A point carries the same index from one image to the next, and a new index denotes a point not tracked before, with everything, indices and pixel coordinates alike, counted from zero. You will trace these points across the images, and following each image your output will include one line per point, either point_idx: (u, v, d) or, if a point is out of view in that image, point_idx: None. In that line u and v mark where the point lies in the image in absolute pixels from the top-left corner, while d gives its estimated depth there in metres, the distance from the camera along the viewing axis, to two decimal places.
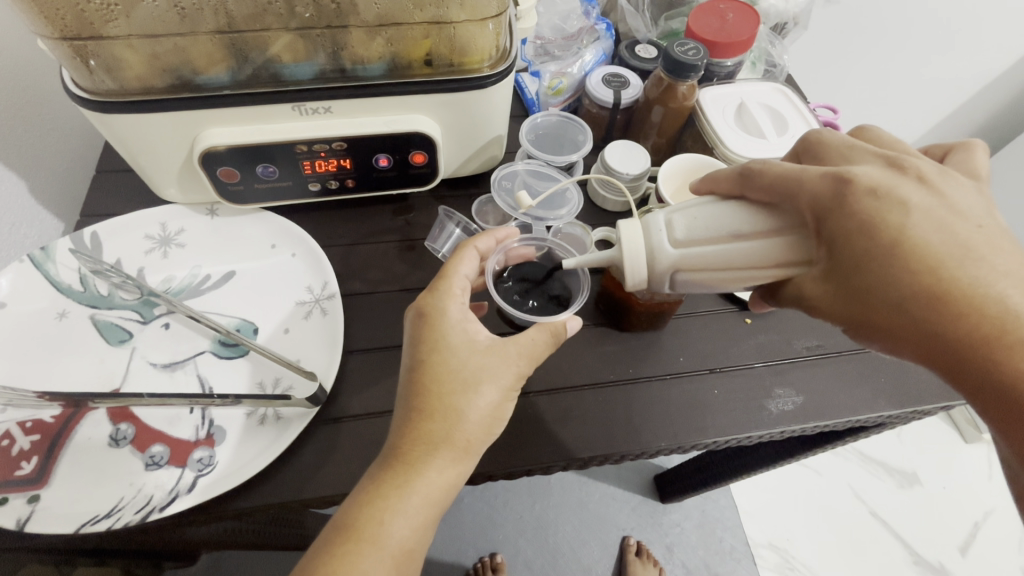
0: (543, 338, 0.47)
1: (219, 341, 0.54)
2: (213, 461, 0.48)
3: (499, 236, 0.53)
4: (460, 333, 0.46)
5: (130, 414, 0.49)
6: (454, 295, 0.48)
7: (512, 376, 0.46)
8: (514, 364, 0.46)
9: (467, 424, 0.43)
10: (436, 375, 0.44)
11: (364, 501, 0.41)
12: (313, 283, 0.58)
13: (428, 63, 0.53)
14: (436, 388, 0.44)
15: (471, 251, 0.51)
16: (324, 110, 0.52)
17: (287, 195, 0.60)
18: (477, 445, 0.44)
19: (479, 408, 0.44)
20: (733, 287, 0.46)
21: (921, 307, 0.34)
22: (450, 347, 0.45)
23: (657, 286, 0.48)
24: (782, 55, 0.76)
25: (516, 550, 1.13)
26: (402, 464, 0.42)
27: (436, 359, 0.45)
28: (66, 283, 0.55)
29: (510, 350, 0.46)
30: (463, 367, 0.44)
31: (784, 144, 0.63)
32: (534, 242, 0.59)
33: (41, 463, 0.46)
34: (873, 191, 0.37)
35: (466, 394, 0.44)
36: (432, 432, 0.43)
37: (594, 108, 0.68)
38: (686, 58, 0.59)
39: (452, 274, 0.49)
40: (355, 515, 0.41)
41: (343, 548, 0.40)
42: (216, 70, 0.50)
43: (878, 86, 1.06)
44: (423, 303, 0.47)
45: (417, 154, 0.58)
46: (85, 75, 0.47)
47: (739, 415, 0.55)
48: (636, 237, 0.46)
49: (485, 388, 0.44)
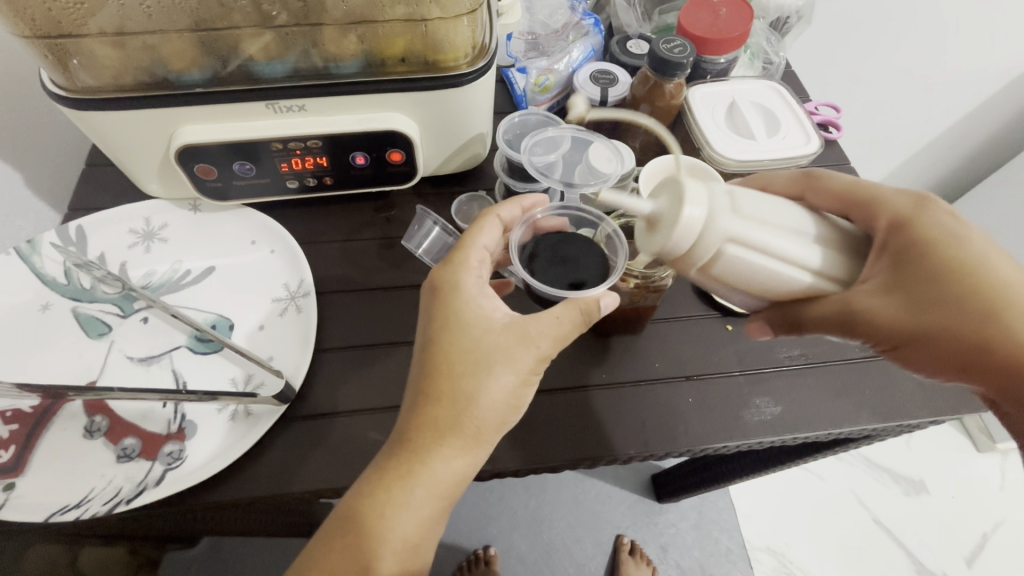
0: (571, 318, 0.45)
1: (195, 337, 0.54)
2: (183, 455, 0.49)
3: (522, 203, 0.53)
4: (473, 308, 0.45)
5: (105, 406, 0.50)
6: (469, 267, 0.47)
7: (530, 360, 0.44)
8: (528, 343, 0.44)
9: (478, 411, 0.43)
10: (448, 354, 0.44)
11: (370, 483, 0.42)
12: (289, 280, 0.58)
13: (403, 61, 0.53)
14: (451, 365, 0.43)
15: (492, 220, 0.50)
16: (299, 108, 0.52)
17: (266, 191, 0.60)
18: (488, 433, 0.44)
19: (492, 393, 0.43)
20: (761, 291, 0.41)
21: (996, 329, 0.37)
22: (468, 323, 0.44)
23: (693, 257, 0.40)
24: (779, 52, 0.74)
25: (510, 544, 1.14)
26: (408, 449, 0.42)
27: (447, 338, 0.44)
28: (51, 276, 0.56)
29: (531, 330, 0.44)
30: (478, 345, 0.44)
31: (774, 147, 0.61)
32: (564, 211, 0.57)
33: (18, 452, 0.47)
34: (950, 216, 0.40)
35: (478, 377, 0.43)
36: (440, 417, 0.42)
37: (582, 106, 0.66)
38: (672, 55, 0.58)
39: (469, 245, 0.48)
40: (356, 506, 0.42)
41: (347, 531, 0.42)
42: (189, 69, 0.50)
43: (899, 85, 1.01)
44: (437, 276, 0.47)
45: (395, 153, 0.58)
46: (62, 74, 0.48)
47: (713, 424, 0.54)
48: (698, 197, 0.38)
49: (499, 370, 0.43)
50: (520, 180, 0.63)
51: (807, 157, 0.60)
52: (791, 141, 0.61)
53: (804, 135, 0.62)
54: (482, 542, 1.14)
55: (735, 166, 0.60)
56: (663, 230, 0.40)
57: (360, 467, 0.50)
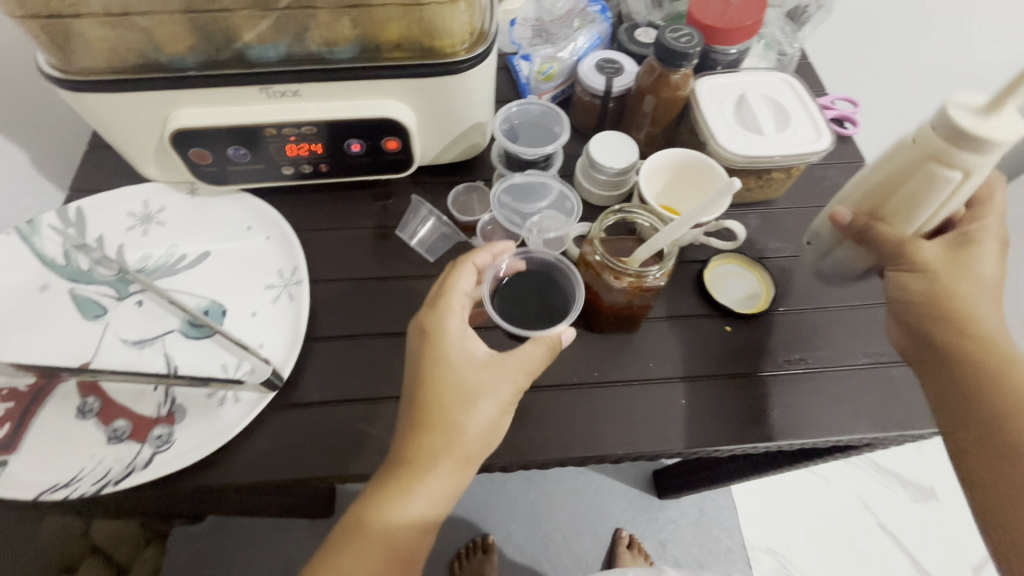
0: (540, 352, 0.47)
1: (187, 322, 0.55)
2: (171, 439, 0.49)
3: (495, 249, 0.51)
4: (458, 348, 0.45)
5: (98, 388, 0.50)
6: (453, 311, 0.47)
7: (511, 391, 0.45)
8: (510, 377, 0.45)
9: (465, 442, 0.43)
10: (432, 389, 0.44)
11: (367, 504, 0.42)
12: (283, 267, 0.58)
13: (399, 46, 0.52)
14: (437, 401, 0.44)
15: (468, 266, 0.49)
16: (293, 94, 0.52)
17: (261, 177, 0.59)
18: (477, 458, 0.44)
19: (478, 424, 0.43)
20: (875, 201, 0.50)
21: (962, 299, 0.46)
22: (452, 361, 0.45)
23: (926, 137, 0.45)
24: (794, 43, 0.71)
25: (508, 533, 1.14)
26: (406, 472, 0.42)
27: (434, 374, 0.44)
28: (50, 257, 0.57)
29: (509, 365, 0.46)
30: (464, 380, 0.44)
31: (785, 142, 0.58)
32: (527, 258, 0.56)
33: (12, 430, 0.48)
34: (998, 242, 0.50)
35: (465, 408, 0.43)
36: (431, 445, 0.43)
37: (586, 96, 0.65)
38: (678, 45, 0.56)
39: (450, 290, 0.47)
40: (357, 520, 0.42)
41: (352, 541, 0.41)
42: (182, 51, 0.49)
43: (928, 79, 0.96)
44: (421, 319, 0.47)
45: (391, 140, 0.57)
46: (55, 55, 0.48)
47: (707, 427, 0.53)
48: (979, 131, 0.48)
49: (484, 402, 0.44)
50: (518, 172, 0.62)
51: (817, 154, 0.57)
52: (801, 136, 0.58)
53: (815, 130, 0.59)
54: (479, 530, 1.15)
55: (742, 162, 0.58)
56: (980, 128, 0.42)
57: (347, 457, 0.50)
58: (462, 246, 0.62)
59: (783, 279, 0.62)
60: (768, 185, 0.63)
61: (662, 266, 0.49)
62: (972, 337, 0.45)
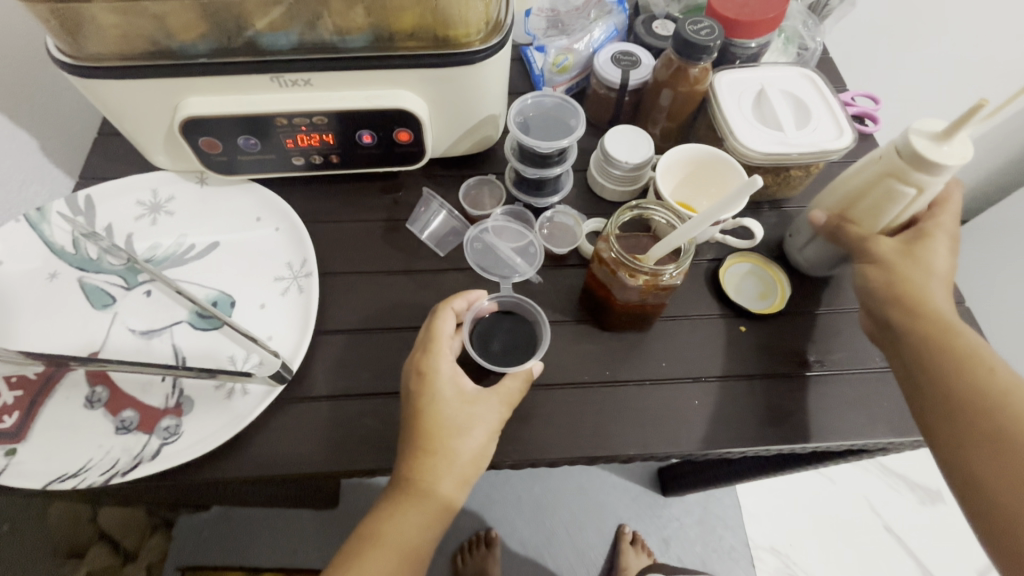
0: (519, 385, 0.50)
1: (196, 313, 0.54)
2: (179, 430, 0.49)
3: (470, 296, 0.53)
4: (450, 386, 0.48)
5: (106, 377, 0.50)
6: (443, 353, 0.49)
7: (498, 416, 0.48)
8: (497, 407, 0.48)
9: (461, 466, 0.46)
10: (426, 422, 0.46)
11: (379, 516, 0.46)
12: (292, 259, 0.57)
13: (413, 36, 0.50)
14: (432, 433, 0.46)
15: (448, 312, 0.51)
16: (304, 82, 0.51)
17: (271, 167, 0.58)
18: (472, 478, 0.47)
19: (470, 450, 0.46)
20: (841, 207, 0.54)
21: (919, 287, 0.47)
22: (442, 396, 0.47)
23: (888, 156, 0.48)
24: (816, 37, 0.69)
25: (511, 528, 1.14)
26: (409, 491, 0.45)
27: (427, 409, 0.47)
28: (59, 245, 0.56)
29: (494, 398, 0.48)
30: (456, 414, 0.47)
31: (805, 139, 0.57)
32: (499, 299, 0.56)
33: (21, 418, 0.48)
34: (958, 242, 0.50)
35: (459, 438, 0.46)
36: (431, 470, 0.46)
37: (602, 89, 0.64)
38: (698, 38, 0.54)
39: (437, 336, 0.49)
40: (372, 527, 0.46)
41: (366, 551, 0.45)
42: (192, 37, 0.48)
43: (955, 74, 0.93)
44: (415, 361, 0.49)
45: (403, 132, 0.56)
46: (65, 39, 0.47)
47: (720, 429, 0.52)
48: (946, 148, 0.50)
49: (474, 430, 0.47)
50: (531, 166, 0.59)
51: (838, 151, 0.56)
52: (822, 133, 0.57)
53: (836, 127, 0.57)
54: (483, 524, 1.14)
55: (760, 160, 0.57)
56: (932, 153, 0.45)
57: (356, 452, 0.50)
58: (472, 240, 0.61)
59: (799, 279, 0.60)
60: (787, 183, 0.62)
61: (679, 265, 0.48)
62: (926, 317, 0.45)
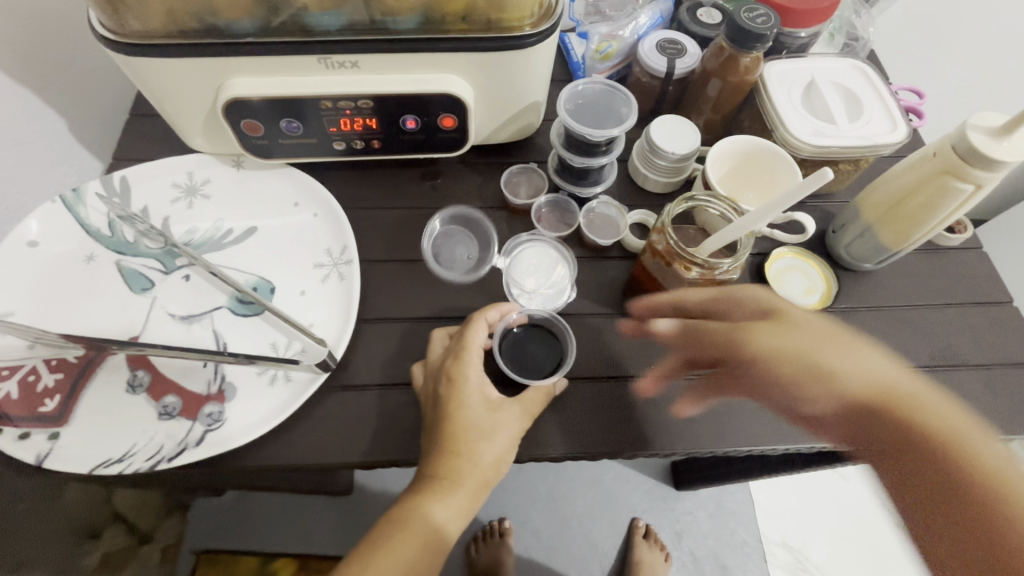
0: (539, 400, 0.49)
1: (236, 299, 0.53)
2: (222, 417, 0.48)
3: (503, 309, 0.52)
4: (477, 396, 0.47)
5: (147, 362, 0.50)
6: (473, 362, 0.48)
7: (522, 421, 0.48)
8: (521, 417, 0.48)
9: (482, 470, 0.47)
10: (452, 426, 0.46)
11: (409, 504, 0.47)
12: (332, 246, 0.57)
13: (464, 19, 0.49)
14: (456, 437, 0.46)
15: (481, 324, 0.50)
16: (351, 65, 0.50)
17: (312, 151, 0.57)
18: (492, 479, 0.48)
19: (493, 455, 0.47)
20: (886, 202, 0.53)
21: (897, 391, 0.47)
22: (469, 404, 0.47)
23: (945, 153, 0.46)
24: (867, 27, 0.67)
25: (525, 518, 1.14)
26: (437, 486, 0.46)
27: (454, 416, 0.46)
28: (95, 227, 0.55)
29: (517, 407, 0.48)
30: (482, 421, 0.47)
31: (857, 132, 0.55)
32: (530, 313, 0.55)
33: (63, 402, 0.47)
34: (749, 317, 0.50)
35: (482, 442, 0.46)
36: (456, 470, 0.46)
37: (644, 77, 0.63)
38: (753, 26, 0.52)
39: (468, 347, 0.49)
40: (404, 513, 0.47)
41: (394, 537, 0.46)
42: (241, 17, 0.47)
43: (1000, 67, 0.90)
44: (445, 367, 0.48)
45: (447, 117, 0.55)
46: (110, 15, 0.45)
47: (767, 426, 0.51)
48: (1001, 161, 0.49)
49: (498, 436, 0.47)
50: (577, 154, 0.58)
51: (891, 146, 0.55)
52: (874, 127, 0.56)
53: (890, 122, 0.56)
54: (498, 513, 1.14)
55: (810, 152, 0.56)
56: (991, 149, 0.43)
57: (398, 442, 0.49)
58: (513, 230, 0.61)
59: (845, 276, 0.59)
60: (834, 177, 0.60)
61: (736, 259, 0.47)
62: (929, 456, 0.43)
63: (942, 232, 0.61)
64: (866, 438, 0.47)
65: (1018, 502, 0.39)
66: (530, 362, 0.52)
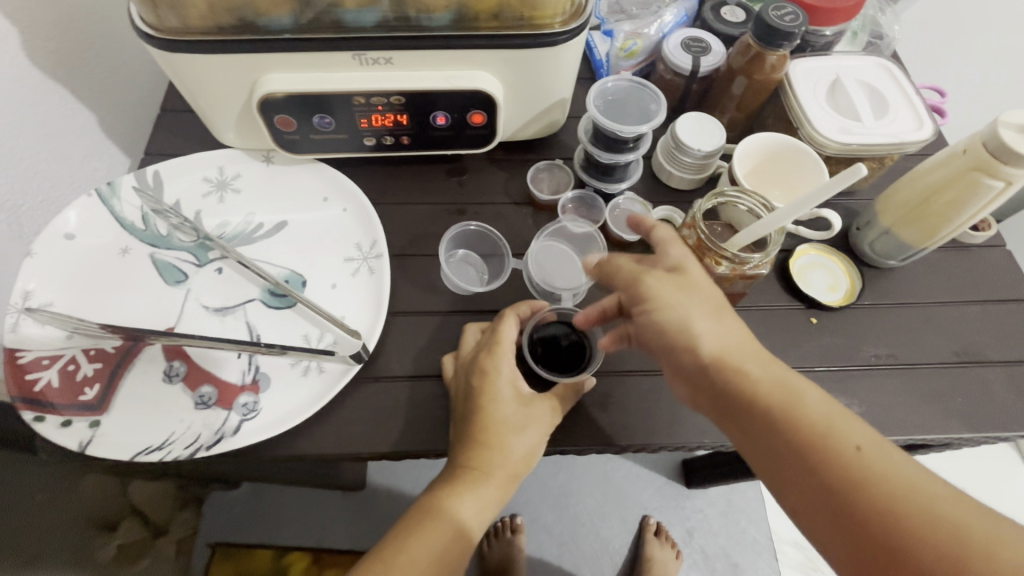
0: (569, 397, 0.50)
1: (268, 291, 0.54)
2: (257, 407, 0.49)
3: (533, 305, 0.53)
4: (508, 390, 0.48)
5: (183, 352, 0.50)
6: (506, 355, 0.49)
7: (552, 417, 0.49)
8: (551, 411, 0.49)
9: (513, 463, 0.47)
10: (485, 419, 0.47)
11: (439, 495, 0.47)
12: (362, 240, 0.57)
13: (496, 16, 0.49)
14: (488, 429, 0.47)
15: (512, 318, 0.51)
16: (384, 61, 0.50)
17: (342, 147, 0.58)
18: (521, 473, 0.48)
19: (523, 448, 0.47)
20: (914, 199, 0.53)
21: (742, 357, 0.40)
22: (502, 398, 0.47)
23: (976, 150, 0.46)
24: (891, 25, 0.68)
25: (537, 514, 1.15)
26: (467, 479, 0.46)
27: (487, 409, 0.47)
28: (130, 221, 0.56)
29: (548, 402, 0.49)
30: (514, 415, 0.47)
31: (883, 130, 0.56)
32: (558, 310, 0.56)
33: (102, 391, 0.48)
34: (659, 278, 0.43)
35: (513, 435, 0.47)
36: (488, 461, 0.47)
37: (669, 75, 0.63)
38: (781, 23, 0.53)
39: (501, 341, 0.50)
40: (432, 504, 0.47)
41: (424, 525, 0.46)
42: (278, 13, 0.47)
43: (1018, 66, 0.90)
44: (477, 360, 0.49)
45: (476, 114, 0.56)
46: (150, 10, 0.46)
47: None
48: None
49: (529, 430, 0.47)
50: (604, 150, 0.59)
51: (918, 143, 0.55)
52: (900, 124, 0.56)
53: (916, 120, 0.56)
54: (511, 509, 1.15)
55: (836, 149, 0.56)
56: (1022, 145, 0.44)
57: (429, 434, 0.50)
58: (539, 226, 0.61)
59: (869, 273, 0.60)
60: None
61: (766, 254, 0.48)
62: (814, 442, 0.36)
63: (966, 230, 0.61)
64: (731, 415, 0.40)
65: (915, 517, 0.32)
66: (559, 358, 0.53)
